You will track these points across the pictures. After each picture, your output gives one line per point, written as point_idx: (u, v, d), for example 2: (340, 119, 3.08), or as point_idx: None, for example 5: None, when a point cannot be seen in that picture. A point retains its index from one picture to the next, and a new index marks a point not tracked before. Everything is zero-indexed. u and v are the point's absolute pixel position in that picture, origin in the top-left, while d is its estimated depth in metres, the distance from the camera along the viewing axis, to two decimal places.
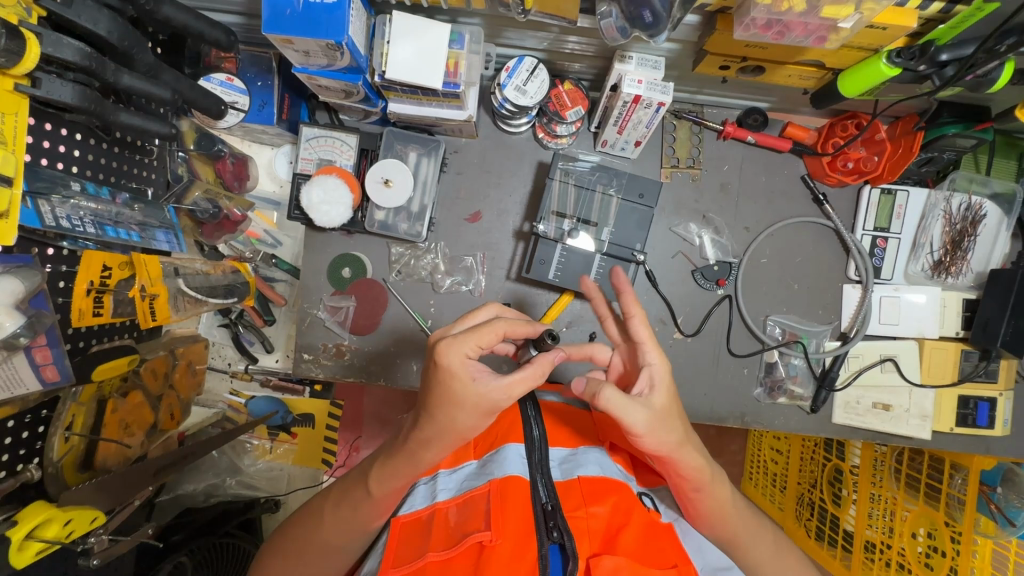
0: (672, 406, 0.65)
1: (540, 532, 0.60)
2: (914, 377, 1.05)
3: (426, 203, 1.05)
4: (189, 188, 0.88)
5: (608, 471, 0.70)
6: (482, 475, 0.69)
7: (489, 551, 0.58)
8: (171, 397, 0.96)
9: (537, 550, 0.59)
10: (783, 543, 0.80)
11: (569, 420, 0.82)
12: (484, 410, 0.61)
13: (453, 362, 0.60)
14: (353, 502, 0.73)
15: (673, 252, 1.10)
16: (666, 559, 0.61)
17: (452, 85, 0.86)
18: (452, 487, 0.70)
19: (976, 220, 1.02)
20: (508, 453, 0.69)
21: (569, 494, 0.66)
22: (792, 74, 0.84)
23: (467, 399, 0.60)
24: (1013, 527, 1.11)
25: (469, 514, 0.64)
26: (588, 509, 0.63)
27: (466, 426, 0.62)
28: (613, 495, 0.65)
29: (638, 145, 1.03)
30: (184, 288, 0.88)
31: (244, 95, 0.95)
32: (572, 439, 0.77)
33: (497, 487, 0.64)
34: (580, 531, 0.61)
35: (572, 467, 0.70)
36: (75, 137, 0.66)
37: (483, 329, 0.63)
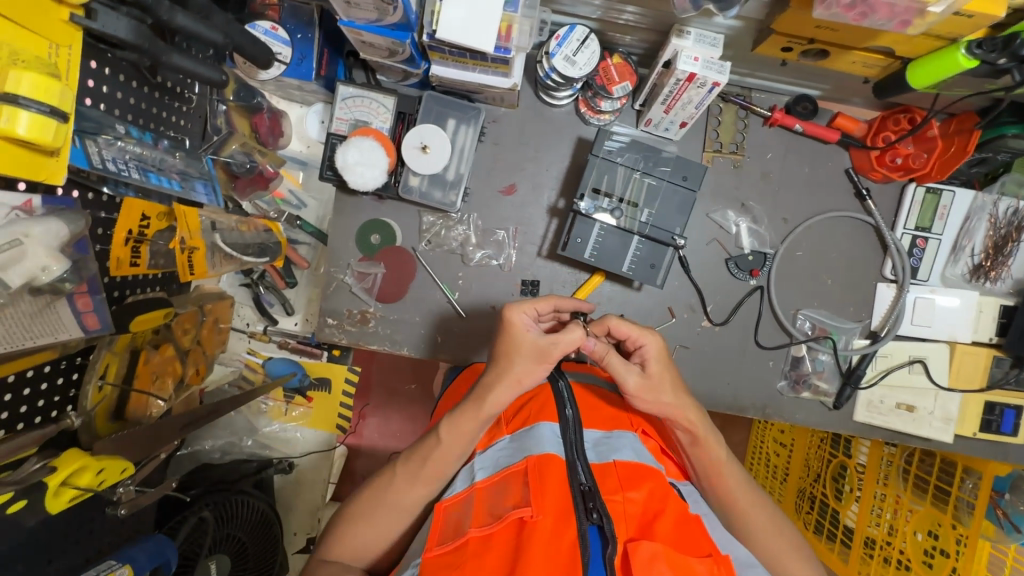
0: (665, 372, 0.75)
1: (579, 512, 0.60)
2: (942, 380, 1.04)
3: (462, 172, 1.03)
4: (226, 141, 0.84)
5: (642, 458, 0.69)
6: (517, 451, 0.69)
7: (531, 526, 0.58)
8: (197, 352, 0.93)
9: (576, 530, 0.58)
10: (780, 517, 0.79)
11: (603, 402, 0.82)
12: (540, 355, 0.71)
13: (514, 316, 0.73)
14: (420, 458, 0.74)
15: (708, 239, 1.09)
16: (701, 548, 0.59)
17: (503, 50, 0.83)
18: (488, 466, 0.69)
19: (1021, 225, 1.01)
20: (543, 431, 0.69)
21: (607, 476, 0.65)
22: (858, 60, 0.80)
23: (524, 344, 0.71)
24: (1018, 533, 1.16)
25: (509, 489, 0.64)
26: (625, 494, 0.62)
27: (522, 372, 0.71)
28: (650, 481, 0.64)
29: (684, 126, 1.00)
30: (220, 243, 0.82)
31: (287, 46, 0.91)
32: (606, 421, 0.76)
33: (535, 463, 0.64)
34: (619, 515, 0.60)
35: (607, 451, 0.69)
36: (118, 78, 0.63)
37: (539, 300, 0.78)
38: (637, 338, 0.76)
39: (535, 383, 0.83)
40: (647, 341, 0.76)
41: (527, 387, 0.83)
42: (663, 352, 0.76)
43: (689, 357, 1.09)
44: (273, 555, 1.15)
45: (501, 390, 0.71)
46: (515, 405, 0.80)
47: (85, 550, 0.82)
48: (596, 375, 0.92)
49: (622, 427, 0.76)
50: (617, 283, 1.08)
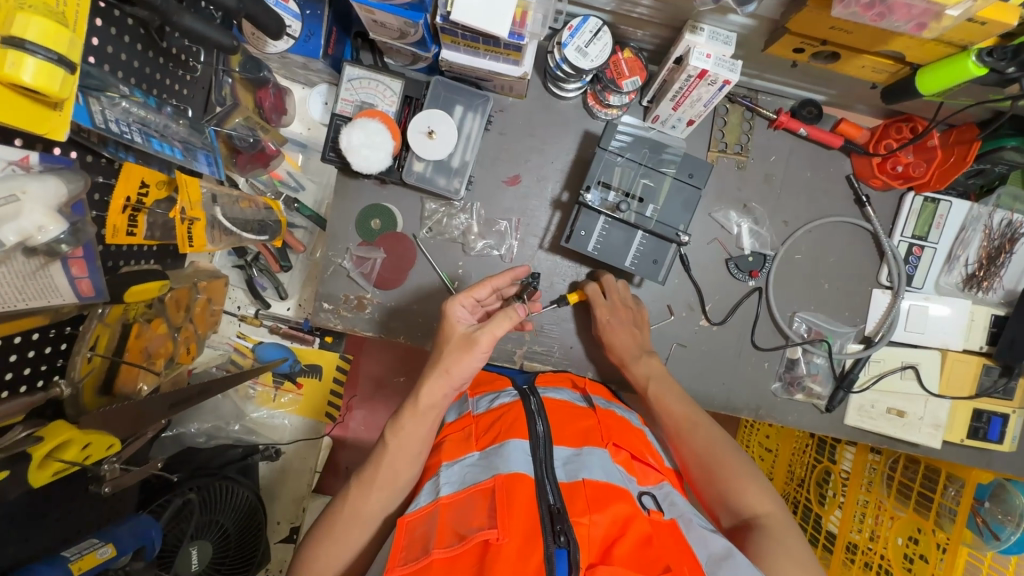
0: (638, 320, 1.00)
1: (546, 535, 0.60)
2: (932, 386, 1.06)
3: (467, 160, 1.01)
4: (231, 112, 0.82)
5: (611, 475, 0.68)
6: (484, 469, 0.69)
7: (495, 549, 0.58)
8: (189, 331, 0.91)
9: (542, 552, 0.58)
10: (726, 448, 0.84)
11: (575, 415, 0.82)
12: (462, 342, 0.79)
13: (450, 310, 0.83)
14: (373, 467, 0.78)
15: (709, 239, 1.09)
16: (660, 564, 0.59)
17: (517, 36, 0.82)
18: (454, 481, 0.70)
19: (1014, 237, 1.03)
20: (512, 449, 0.70)
21: (575, 497, 0.65)
22: (867, 65, 0.81)
23: (455, 333, 0.81)
24: (997, 540, 1.16)
25: (476, 508, 0.64)
26: (592, 516, 0.62)
27: (450, 362, 0.78)
28: (618, 501, 0.64)
29: (691, 124, 1.01)
30: (220, 217, 0.79)
31: (297, 20, 0.89)
32: (576, 436, 0.76)
33: (502, 483, 0.65)
34: (584, 540, 0.61)
35: (577, 468, 0.70)
36: (120, 38, 0.61)
37: (476, 287, 0.87)
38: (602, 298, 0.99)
39: (506, 400, 0.83)
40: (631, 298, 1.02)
41: (499, 402, 0.84)
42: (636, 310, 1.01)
43: (685, 355, 1.10)
44: (256, 544, 1.11)
45: (433, 384, 0.77)
46: (485, 420, 0.81)
47: (65, 527, 0.79)
48: (569, 391, 0.92)
49: (594, 442, 0.75)
50: (617, 279, 1.08)
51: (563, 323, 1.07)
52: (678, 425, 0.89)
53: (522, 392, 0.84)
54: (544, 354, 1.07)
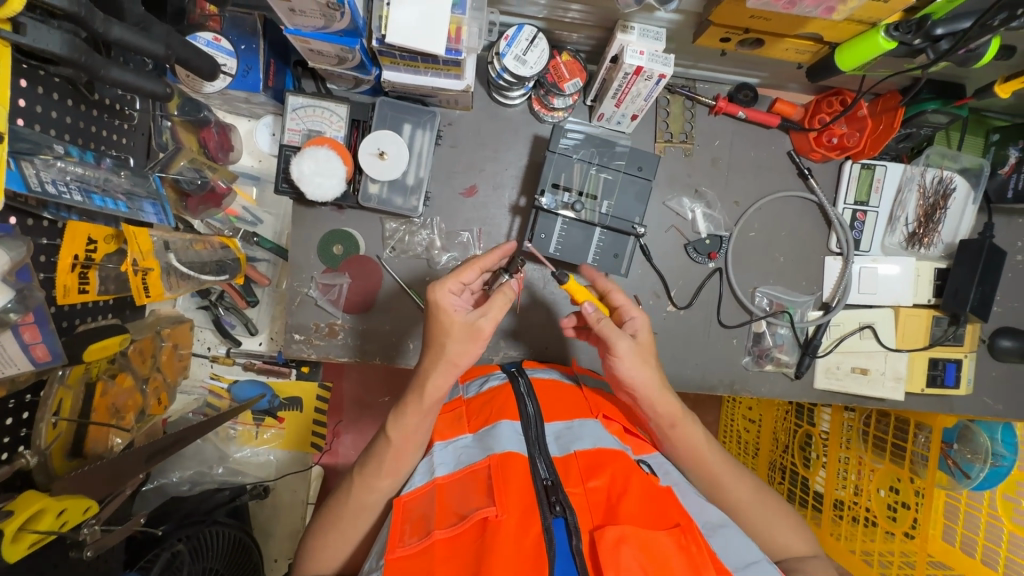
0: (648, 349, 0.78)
1: (542, 506, 0.59)
2: (890, 342, 1.11)
3: (421, 176, 1.02)
4: (174, 157, 0.81)
5: (604, 442, 0.68)
6: (479, 449, 0.69)
7: (495, 524, 0.57)
8: (158, 380, 0.89)
9: (540, 525, 0.57)
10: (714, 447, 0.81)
11: (565, 392, 0.80)
12: (468, 334, 0.72)
13: (439, 299, 0.73)
14: (376, 457, 0.76)
15: (666, 226, 1.12)
16: (668, 519, 0.58)
17: (454, 51, 0.83)
18: (448, 462, 0.70)
19: (946, 193, 1.08)
20: (503, 429, 0.70)
21: (569, 470, 0.64)
22: (790, 47, 0.85)
23: (454, 325, 0.72)
24: (968, 479, 1.26)
25: (473, 489, 0.63)
26: (586, 485, 0.62)
27: (457, 353, 0.72)
28: (610, 466, 0.64)
29: (635, 118, 1.03)
30: (175, 263, 0.79)
31: (232, 57, 0.89)
32: (567, 410, 0.75)
33: (497, 461, 0.64)
34: (581, 506, 0.60)
35: (569, 441, 0.69)
36: (51, 97, 0.61)
37: (460, 270, 0.77)
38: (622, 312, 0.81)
39: (495, 383, 0.83)
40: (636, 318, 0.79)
41: (489, 385, 0.83)
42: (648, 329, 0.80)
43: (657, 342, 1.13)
44: None
45: (438, 376, 0.73)
46: (474, 403, 0.80)
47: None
48: (558, 370, 0.92)
49: (583, 414, 0.75)
50: None
51: (535, 325, 1.08)
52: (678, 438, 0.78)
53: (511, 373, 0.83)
54: (520, 357, 1.08)
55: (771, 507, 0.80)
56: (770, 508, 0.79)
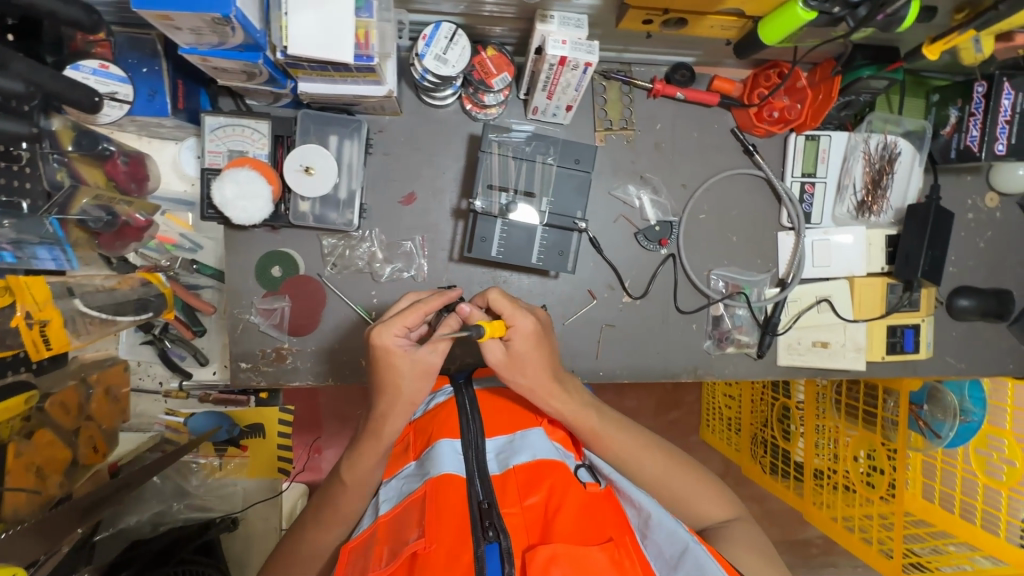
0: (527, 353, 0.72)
1: (476, 532, 0.56)
2: (847, 314, 1.10)
3: (354, 189, 0.98)
4: (73, 196, 0.77)
5: (542, 453, 0.66)
6: (418, 476, 0.66)
7: (424, 557, 0.55)
8: (90, 430, 0.90)
9: (473, 551, 0.54)
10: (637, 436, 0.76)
11: (508, 403, 0.79)
12: (421, 373, 0.73)
13: (387, 345, 0.72)
14: (334, 495, 0.77)
15: (614, 217, 1.10)
16: (602, 533, 0.57)
17: (364, 58, 0.79)
18: (392, 496, 0.67)
19: (892, 158, 1.07)
20: (442, 450, 0.67)
21: (506, 488, 0.62)
22: (715, 24, 0.83)
23: (405, 368, 0.72)
24: (940, 438, 1.30)
25: (409, 519, 0.61)
26: (523, 503, 0.60)
27: (412, 393, 0.74)
28: (548, 479, 0.62)
29: (570, 109, 1.00)
30: (83, 308, 0.75)
31: (125, 83, 0.83)
32: (509, 423, 0.73)
33: (432, 488, 0.62)
34: (516, 527, 0.58)
35: (508, 456, 0.67)
36: None
37: (405, 312, 0.73)
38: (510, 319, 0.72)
39: (441, 399, 0.80)
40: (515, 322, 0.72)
41: (435, 403, 0.80)
42: (534, 334, 0.72)
43: (615, 334, 1.11)
44: None
45: (396, 415, 0.74)
46: (420, 421, 0.77)
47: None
48: None
49: (526, 424, 0.74)
50: (534, 275, 1.08)
51: None
52: (594, 427, 0.74)
53: (456, 386, 0.79)
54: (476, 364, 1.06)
55: (706, 488, 0.77)
56: (705, 491, 0.76)
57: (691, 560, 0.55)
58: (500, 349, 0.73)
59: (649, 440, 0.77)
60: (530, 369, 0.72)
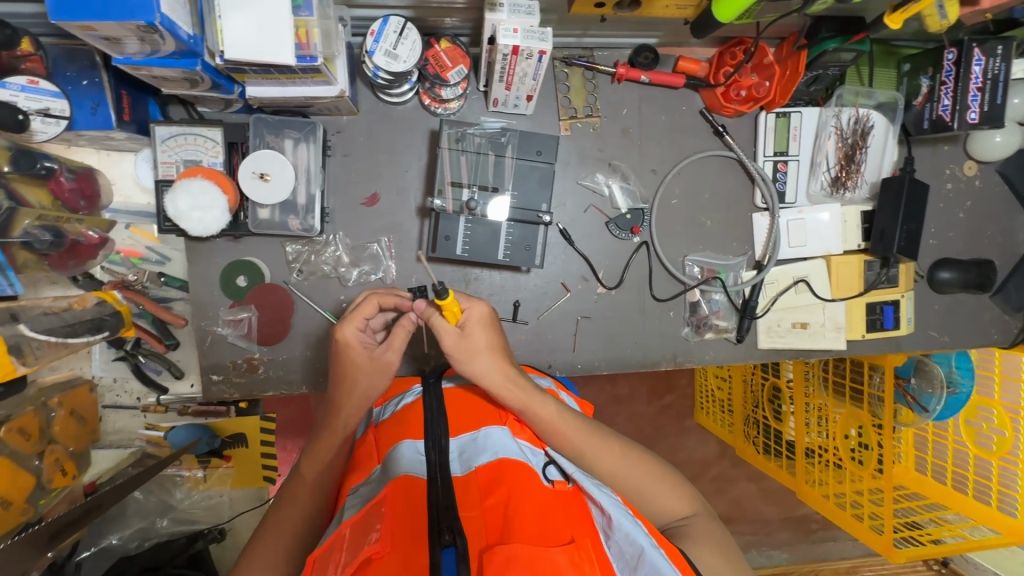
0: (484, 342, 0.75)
1: (432, 537, 0.54)
2: (825, 293, 1.08)
3: (313, 193, 0.96)
4: (14, 217, 0.76)
5: (504, 452, 0.65)
6: (382, 482, 0.65)
7: (378, 563, 0.52)
8: (55, 453, 0.90)
9: (427, 558, 0.52)
10: (596, 431, 0.75)
11: (474, 401, 0.78)
12: (380, 370, 0.76)
13: (347, 336, 0.75)
14: (290, 494, 0.76)
15: (584, 207, 1.08)
16: (562, 535, 0.55)
17: (306, 58, 0.76)
18: (358, 502, 0.65)
19: (864, 131, 1.04)
20: (405, 450, 0.67)
21: (467, 489, 0.61)
22: (668, 3, 0.80)
23: (364, 362, 0.76)
24: (928, 412, 1.28)
25: (367, 524, 0.59)
26: (483, 504, 0.59)
27: (369, 387, 0.76)
28: (508, 479, 0.61)
29: (531, 99, 0.97)
30: (29, 333, 0.75)
31: (58, 98, 0.80)
32: (473, 422, 0.72)
33: (392, 491, 0.61)
34: (475, 529, 0.56)
35: (471, 456, 0.66)
36: None
37: (364, 304, 0.77)
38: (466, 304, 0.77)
39: (408, 401, 0.79)
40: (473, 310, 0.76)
41: (402, 405, 0.79)
42: (489, 322, 0.77)
43: (592, 326, 1.09)
44: None
45: (353, 407, 0.77)
46: (384, 427, 0.75)
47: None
48: None
49: (491, 424, 0.72)
50: (505, 271, 1.06)
51: None
52: (553, 420, 0.72)
53: (426, 387, 0.78)
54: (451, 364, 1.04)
55: (663, 485, 0.75)
56: (663, 488, 0.75)
57: (649, 563, 0.55)
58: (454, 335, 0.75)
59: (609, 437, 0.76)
60: (487, 356, 0.75)
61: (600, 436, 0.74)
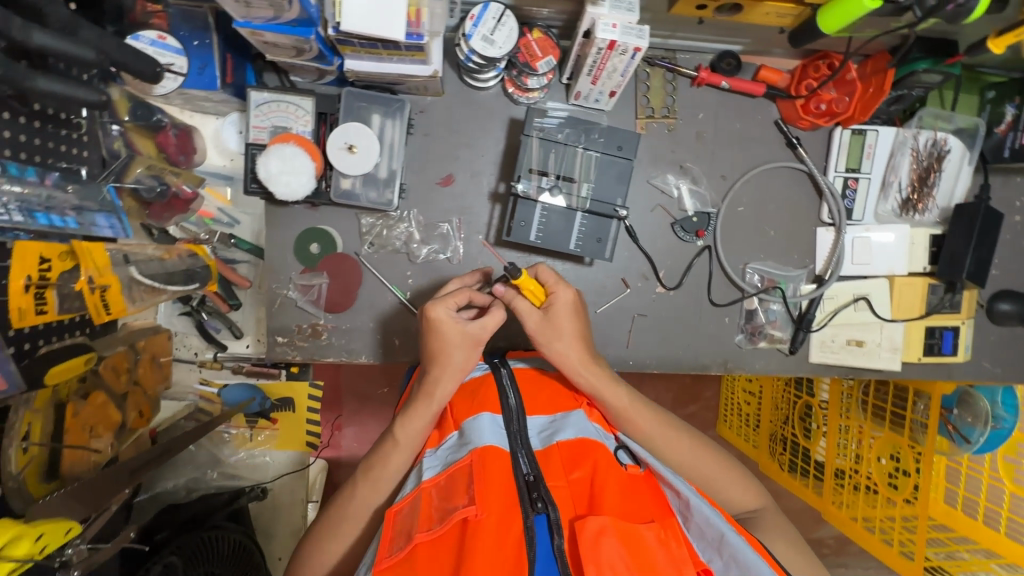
0: (569, 324, 0.76)
1: (524, 504, 0.57)
2: (885, 313, 1.08)
3: (395, 168, 0.99)
4: (129, 165, 0.84)
5: (585, 432, 0.67)
6: (462, 446, 0.65)
7: (475, 526, 0.55)
8: (136, 394, 0.92)
9: (522, 524, 0.55)
10: (669, 419, 0.76)
11: (546, 382, 0.80)
12: (470, 346, 0.76)
13: (441, 315, 0.76)
14: (382, 457, 0.75)
15: (651, 206, 1.09)
16: (645, 515, 0.58)
17: (415, 36, 0.78)
18: (438, 466, 0.65)
19: (940, 155, 1.05)
20: (485, 422, 0.66)
21: (550, 460, 0.63)
22: (771, 11, 0.81)
23: (456, 338, 0.75)
24: (969, 444, 1.26)
25: (454, 487, 0.60)
26: (569, 477, 0.61)
27: (461, 362, 0.76)
28: (592, 455, 0.63)
29: (613, 95, 0.99)
30: (138, 276, 0.80)
31: (181, 56, 0.86)
32: (550, 405, 0.74)
33: (477, 458, 0.61)
34: (563, 499, 0.58)
35: (552, 434, 0.67)
36: None
37: (458, 289, 0.78)
38: (551, 288, 0.78)
39: (478, 376, 0.81)
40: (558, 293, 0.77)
41: (472, 380, 0.81)
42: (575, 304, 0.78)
43: (646, 324, 1.11)
44: None
45: (447, 381, 0.75)
46: (463, 400, 0.77)
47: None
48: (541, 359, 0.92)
49: (567, 406, 0.74)
50: (568, 261, 1.08)
51: None
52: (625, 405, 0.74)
53: (493, 364, 0.80)
54: None
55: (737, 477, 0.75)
56: (737, 479, 0.75)
57: (730, 548, 0.56)
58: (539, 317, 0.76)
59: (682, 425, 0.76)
60: (570, 341, 0.76)
61: (674, 424, 0.75)
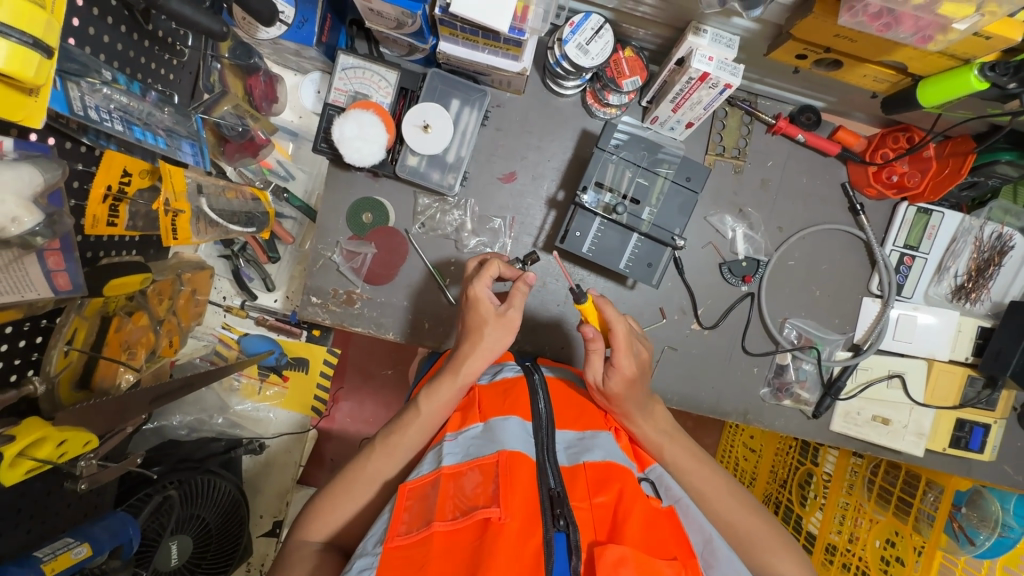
0: (627, 387, 0.77)
1: (546, 518, 0.59)
2: (918, 396, 1.07)
3: (463, 155, 1.00)
4: (219, 101, 0.88)
5: (614, 457, 0.68)
6: (488, 442, 0.67)
7: (497, 528, 0.57)
8: (171, 323, 0.95)
9: (541, 536, 0.57)
10: (703, 458, 0.81)
11: (575, 398, 0.82)
12: (503, 326, 0.79)
13: (479, 293, 0.80)
14: (402, 425, 0.77)
15: (703, 242, 1.09)
16: (666, 551, 0.58)
17: (518, 31, 0.80)
18: (459, 452, 0.67)
19: (1003, 250, 1.05)
20: (513, 425, 0.69)
21: (576, 481, 0.64)
22: (869, 74, 0.81)
23: (491, 318, 0.79)
24: (972, 546, 1.16)
25: (478, 483, 0.62)
26: (593, 500, 0.62)
27: (493, 342, 0.78)
28: (618, 482, 0.64)
29: (690, 126, 0.99)
30: (206, 208, 0.83)
31: (290, 6, 0.88)
32: (580, 421, 0.76)
33: (506, 458, 0.63)
34: (585, 521, 0.60)
35: (579, 452, 0.69)
36: (91, 11, 0.63)
37: (490, 264, 0.82)
38: (616, 353, 0.76)
39: (509, 375, 0.81)
40: (622, 361, 0.75)
41: (502, 376, 0.81)
42: (634, 372, 0.77)
43: (675, 359, 1.10)
44: (238, 537, 1.10)
45: (476, 359, 0.77)
46: (490, 392, 0.77)
47: (24, 534, 0.77)
48: (568, 371, 0.93)
49: (596, 426, 0.76)
50: (610, 280, 1.07)
51: (554, 323, 1.05)
52: (661, 443, 0.80)
53: (526, 367, 0.81)
54: (534, 353, 1.05)
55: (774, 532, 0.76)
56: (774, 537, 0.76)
57: None
58: (599, 372, 0.78)
59: (719, 469, 0.81)
60: (630, 399, 0.78)
61: (711, 467, 0.80)
